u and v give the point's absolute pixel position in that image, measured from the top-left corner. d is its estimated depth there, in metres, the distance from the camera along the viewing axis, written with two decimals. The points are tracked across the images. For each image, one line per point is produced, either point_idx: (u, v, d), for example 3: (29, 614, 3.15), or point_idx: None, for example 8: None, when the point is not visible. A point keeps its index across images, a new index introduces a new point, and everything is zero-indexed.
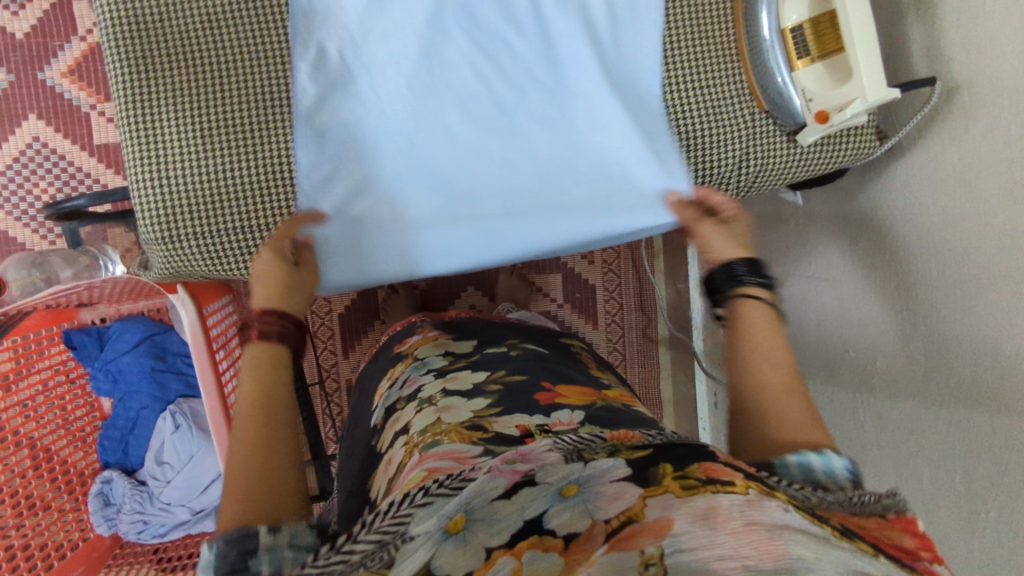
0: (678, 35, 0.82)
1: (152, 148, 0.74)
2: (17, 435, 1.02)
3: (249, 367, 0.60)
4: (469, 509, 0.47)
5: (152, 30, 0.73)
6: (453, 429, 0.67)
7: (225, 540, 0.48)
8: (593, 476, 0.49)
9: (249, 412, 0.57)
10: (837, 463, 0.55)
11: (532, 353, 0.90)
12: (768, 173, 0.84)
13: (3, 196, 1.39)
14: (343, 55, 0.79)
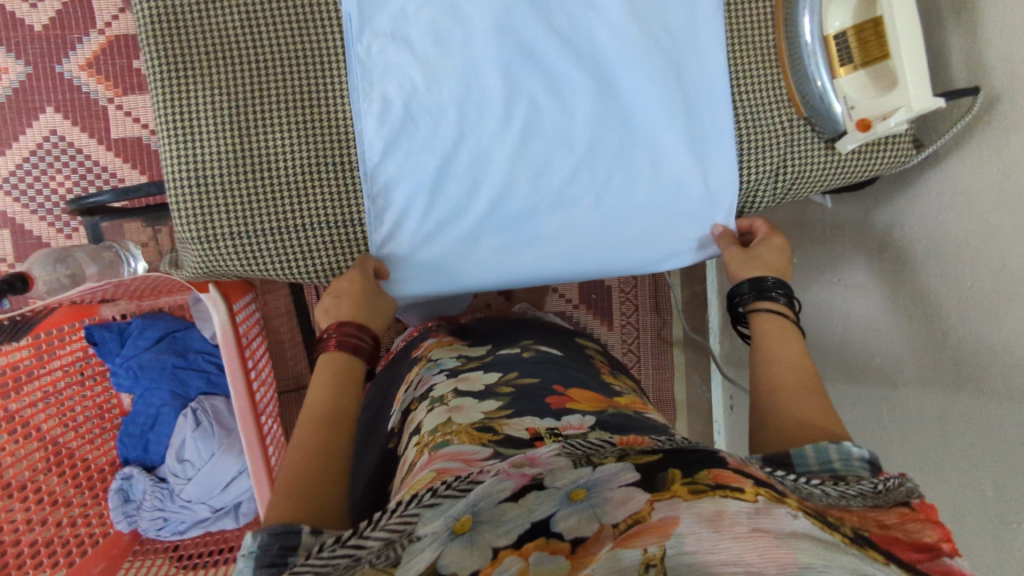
0: (739, 37, 0.81)
1: (190, 148, 0.74)
2: (39, 431, 1.02)
3: (322, 379, 0.68)
4: (476, 510, 0.45)
5: (191, 30, 0.73)
6: (463, 430, 0.65)
7: (269, 532, 0.50)
8: (601, 480, 0.47)
9: (312, 422, 0.63)
10: (856, 453, 0.56)
11: (547, 355, 0.88)
12: (804, 180, 0.83)
13: (17, 188, 1.37)
14: (386, 56, 0.75)
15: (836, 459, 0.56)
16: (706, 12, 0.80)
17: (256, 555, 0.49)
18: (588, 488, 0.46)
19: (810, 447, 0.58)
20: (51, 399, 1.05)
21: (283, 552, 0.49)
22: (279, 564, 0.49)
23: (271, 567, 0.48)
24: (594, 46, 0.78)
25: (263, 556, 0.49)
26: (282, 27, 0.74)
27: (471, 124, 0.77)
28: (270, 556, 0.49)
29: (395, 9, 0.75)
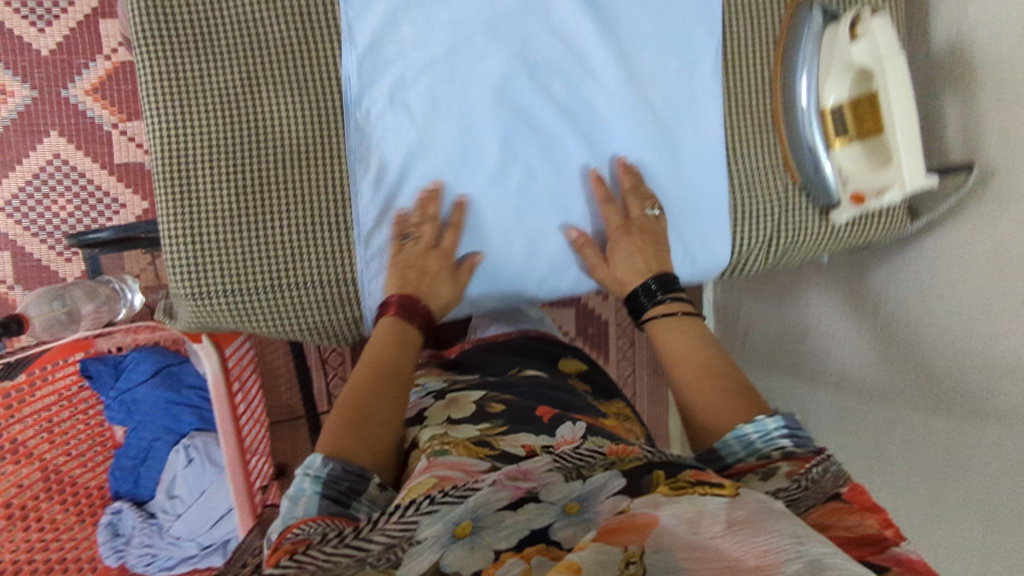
0: (738, 103, 0.80)
1: (187, 205, 0.75)
2: (29, 453, 1.02)
3: (380, 338, 0.69)
4: (475, 517, 0.47)
5: (194, 90, 0.74)
6: (461, 442, 0.59)
7: (344, 469, 0.55)
8: (592, 492, 0.48)
9: (372, 372, 0.65)
10: (771, 425, 0.56)
11: (540, 377, 0.81)
12: (798, 246, 0.83)
13: (16, 209, 1.37)
14: (383, 120, 0.76)
15: (756, 437, 0.56)
16: (705, 82, 0.79)
17: (323, 482, 0.53)
18: (581, 501, 0.47)
19: (730, 435, 0.58)
20: (43, 421, 1.06)
21: (351, 491, 0.54)
22: (342, 500, 0.53)
23: (338, 498, 0.53)
24: (591, 115, 0.79)
25: (335, 487, 0.53)
26: (284, 89, 0.75)
27: (467, 186, 0.78)
28: (340, 489, 0.54)
29: (395, 75, 0.75)
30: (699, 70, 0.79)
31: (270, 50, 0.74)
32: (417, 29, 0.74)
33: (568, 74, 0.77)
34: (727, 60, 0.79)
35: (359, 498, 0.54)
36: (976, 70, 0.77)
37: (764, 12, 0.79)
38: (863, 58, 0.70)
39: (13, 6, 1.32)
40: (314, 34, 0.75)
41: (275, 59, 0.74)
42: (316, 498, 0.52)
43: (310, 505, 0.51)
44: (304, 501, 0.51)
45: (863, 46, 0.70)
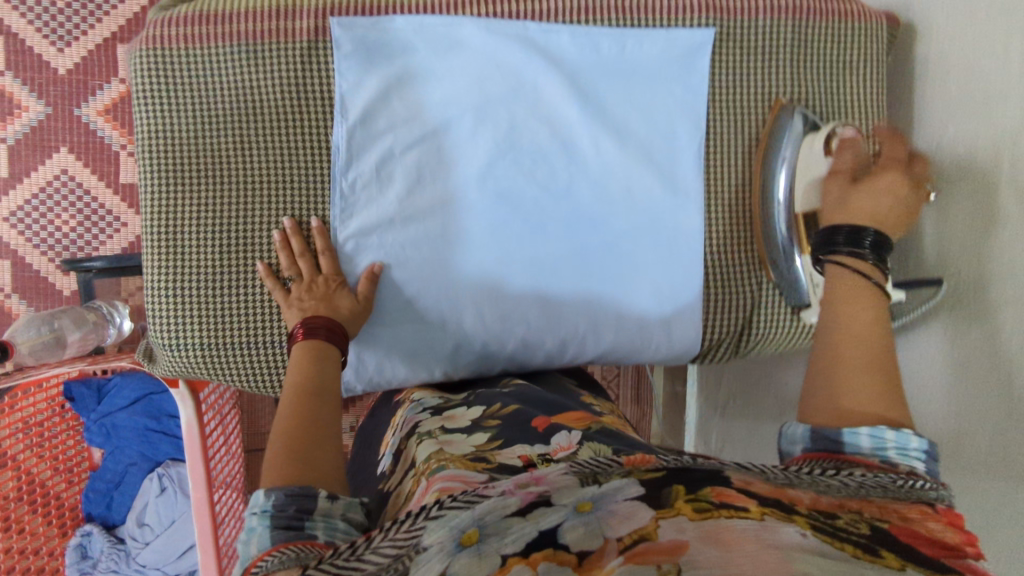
0: (718, 201, 0.82)
1: (172, 258, 0.77)
2: (6, 458, 1.05)
3: (294, 361, 0.68)
4: (482, 524, 0.44)
5: (187, 150, 0.76)
6: (458, 458, 0.59)
7: (286, 494, 0.53)
8: (606, 493, 0.44)
9: (294, 393, 0.64)
10: (913, 443, 0.52)
11: (530, 387, 0.78)
12: (770, 341, 0.85)
13: (12, 214, 1.33)
14: (368, 189, 0.78)
15: (891, 444, 0.52)
16: (686, 176, 0.81)
17: (271, 515, 0.51)
18: (593, 499, 0.44)
19: (867, 429, 0.54)
20: (21, 427, 1.09)
21: (299, 514, 0.52)
22: (297, 524, 0.51)
23: (288, 527, 0.51)
24: (574, 200, 0.80)
25: (280, 516, 0.51)
26: (275, 155, 0.77)
27: (446, 259, 0.79)
28: (287, 517, 0.51)
29: (383, 147, 0.77)
30: (680, 164, 0.81)
31: (264, 119, 0.76)
32: (408, 108, 0.77)
33: (551, 161, 0.79)
34: (708, 159, 0.82)
35: (314, 517, 0.52)
36: (947, 172, 0.72)
37: (751, 115, 0.81)
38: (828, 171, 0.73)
39: (28, 18, 1.29)
40: (308, 105, 0.77)
41: (269, 128, 0.76)
42: (266, 531, 0.50)
43: (263, 539, 0.50)
44: (255, 538, 0.50)
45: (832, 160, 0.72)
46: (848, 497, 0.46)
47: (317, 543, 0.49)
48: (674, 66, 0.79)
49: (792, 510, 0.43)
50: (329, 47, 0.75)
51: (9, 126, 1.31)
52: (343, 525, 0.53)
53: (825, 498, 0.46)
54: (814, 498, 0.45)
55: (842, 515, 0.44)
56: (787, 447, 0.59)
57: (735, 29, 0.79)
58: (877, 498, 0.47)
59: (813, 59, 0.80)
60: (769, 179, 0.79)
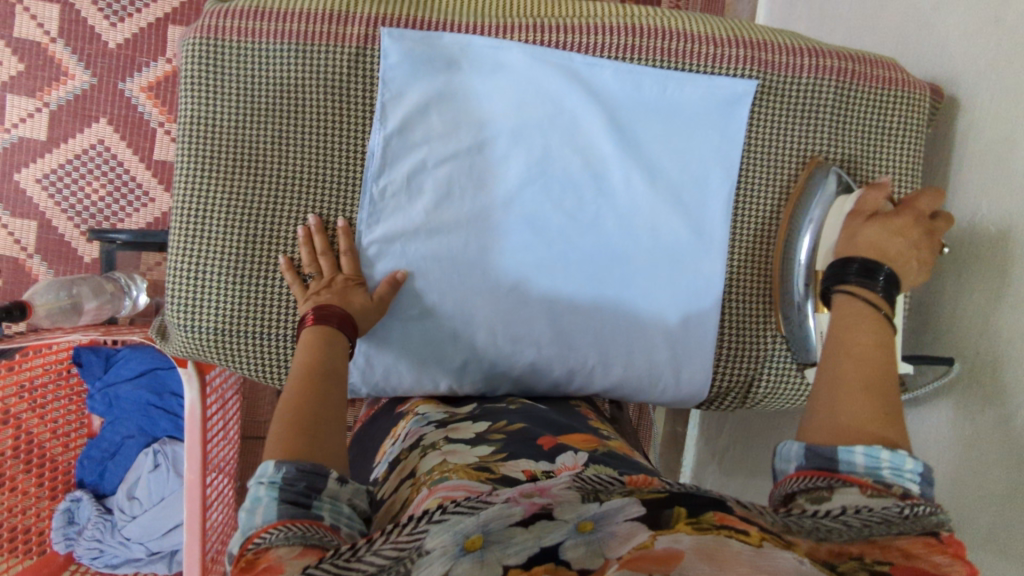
0: (740, 249, 0.83)
1: (198, 243, 0.78)
2: (8, 414, 1.07)
3: (303, 346, 0.70)
4: (486, 531, 0.44)
5: (226, 140, 0.78)
6: (460, 468, 0.60)
7: (298, 469, 0.54)
8: (607, 512, 0.45)
9: (300, 378, 0.65)
10: (908, 465, 0.52)
11: (535, 407, 0.79)
12: (778, 396, 0.85)
13: (45, 177, 1.35)
14: (397, 198, 0.79)
15: (886, 466, 0.52)
16: (711, 220, 0.82)
17: (279, 487, 0.53)
18: (594, 520, 0.44)
19: (861, 448, 0.53)
20: (28, 385, 1.10)
21: (309, 491, 0.54)
22: (304, 502, 0.53)
23: (296, 502, 0.53)
24: (599, 232, 0.81)
25: (290, 490, 0.53)
26: (310, 154, 0.78)
27: (465, 276, 0.80)
28: (296, 492, 0.53)
29: (417, 159, 0.79)
30: (706, 210, 0.82)
31: (305, 117, 0.78)
32: (447, 123, 0.78)
33: (581, 191, 0.80)
34: (735, 208, 0.82)
35: (322, 497, 0.54)
36: (972, 250, 0.73)
37: (785, 170, 0.82)
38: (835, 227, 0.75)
39: None
40: (349, 109, 0.78)
41: (308, 126, 0.78)
42: (273, 504, 0.52)
43: (270, 512, 0.52)
44: (261, 509, 0.52)
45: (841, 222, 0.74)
46: (850, 542, 0.46)
47: (322, 525, 0.52)
48: (713, 113, 0.80)
49: (789, 542, 0.44)
50: (376, 54, 0.77)
51: (53, 92, 1.33)
52: (348, 510, 0.55)
53: (821, 547, 0.45)
54: (812, 546, 0.45)
55: (842, 564, 0.44)
56: (781, 466, 0.58)
57: (776, 84, 0.80)
58: (881, 536, 0.46)
59: (850, 123, 0.81)
60: (794, 235, 0.79)
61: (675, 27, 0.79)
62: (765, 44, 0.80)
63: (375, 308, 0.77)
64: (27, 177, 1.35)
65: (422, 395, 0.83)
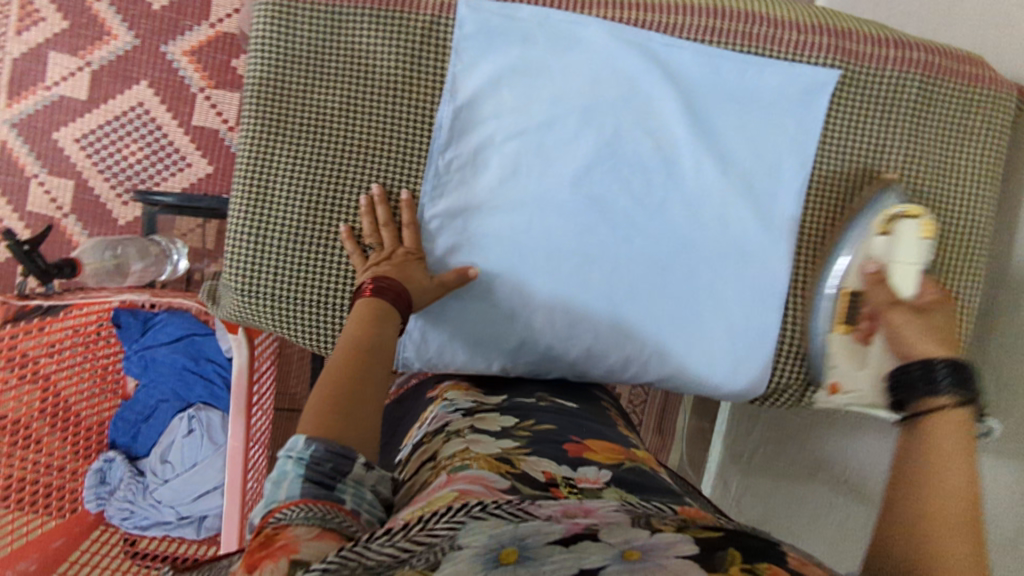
0: (810, 243, 0.81)
1: (260, 207, 0.78)
2: (38, 372, 1.05)
3: (352, 320, 0.68)
4: (523, 544, 0.43)
5: (293, 104, 0.77)
6: (483, 458, 0.60)
7: (326, 450, 0.53)
8: (659, 544, 0.45)
9: (345, 349, 0.64)
10: None
11: (564, 406, 0.78)
12: None
13: (84, 137, 1.34)
14: (464, 172, 0.78)
15: None
16: (783, 215, 0.80)
17: (306, 465, 0.52)
18: (642, 550, 0.44)
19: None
20: (59, 342, 1.08)
21: (334, 474, 0.52)
22: (328, 483, 0.52)
23: (321, 483, 0.52)
24: (665, 218, 0.79)
25: (317, 470, 0.52)
26: (378, 123, 0.78)
27: (528, 258, 0.79)
28: (322, 473, 0.52)
29: (486, 134, 0.78)
30: (776, 201, 0.80)
31: (375, 85, 0.77)
32: (517, 98, 0.77)
33: (651, 175, 0.79)
34: (807, 201, 0.81)
35: (346, 480, 0.53)
36: None
37: (860, 164, 0.80)
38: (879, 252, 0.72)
39: None
40: (419, 78, 0.77)
41: (376, 94, 0.77)
42: (298, 480, 0.51)
43: (295, 487, 0.50)
44: (286, 483, 0.51)
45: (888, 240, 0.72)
46: None
47: (342, 508, 0.51)
48: (788, 102, 0.78)
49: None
50: (451, 24, 0.76)
51: (96, 51, 1.32)
52: (371, 496, 0.55)
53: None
54: None
55: None
56: None
57: (859, 74, 0.78)
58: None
59: (932, 120, 0.79)
60: (833, 250, 0.79)
61: (752, 11, 0.78)
62: (849, 33, 0.78)
63: (430, 285, 0.75)
64: (66, 136, 1.34)
65: (475, 373, 0.83)
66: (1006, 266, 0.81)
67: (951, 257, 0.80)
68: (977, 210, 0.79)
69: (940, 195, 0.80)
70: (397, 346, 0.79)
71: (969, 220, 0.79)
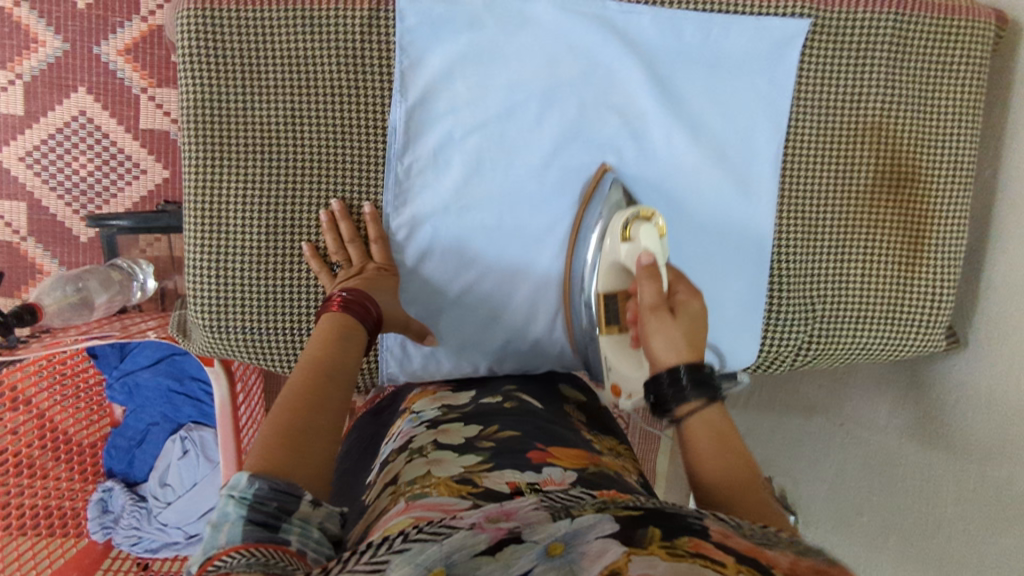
0: (791, 207, 0.77)
1: (214, 235, 0.73)
2: (27, 401, 1.03)
3: (317, 339, 0.62)
4: (450, 563, 0.37)
5: (232, 122, 0.71)
6: (441, 483, 0.54)
7: (272, 487, 0.46)
8: (578, 530, 0.40)
9: (303, 373, 0.58)
10: None
11: (531, 407, 0.70)
12: (829, 357, 0.81)
13: (26, 150, 1.19)
14: (421, 175, 0.74)
15: None
16: (761, 177, 0.77)
17: (251, 506, 0.45)
18: (566, 541, 0.39)
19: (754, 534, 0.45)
20: (46, 369, 1.06)
21: (280, 514, 0.45)
22: (272, 525, 0.45)
23: (265, 525, 0.44)
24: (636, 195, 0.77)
25: (261, 510, 0.45)
26: (326, 132, 0.72)
27: (505, 254, 0.76)
28: (267, 513, 0.45)
29: (443, 132, 0.73)
30: (755, 164, 0.76)
31: (318, 92, 0.71)
32: (472, 89, 0.72)
33: (621, 152, 0.76)
34: (785, 160, 0.77)
35: (292, 519, 0.46)
36: None
37: (838, 118, 0.76)
38: (627, 261, 0.68)
39: None
40: (365, 79, 0.71)
41: (320, 100, 0.71)
42: (241, 526, 0.44)
43: (235, 532, 0.44)
44: (227, 527, 0.44)
45: (630, 249, 0.67)
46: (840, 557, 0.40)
47: (289, 551, 0.44)
48: (760, 58, 0.74)
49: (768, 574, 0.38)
50: (391, 18, 0.70)
51: (24, 61, 1.16)
52: (319, 534, 0.47)
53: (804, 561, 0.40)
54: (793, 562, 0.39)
55: None
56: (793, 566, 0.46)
57: (831, 22, 0.73)
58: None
59: (908, 62, 0.74)
60: (580, 252, 0.75)
61: None
62: None
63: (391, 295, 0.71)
64: (10, 154, 1.19)
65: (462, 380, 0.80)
66: (993, 207, 0.77)
67: (935, 201, 0.77)
68: (959, 155, 0.76)
69: (920, 137, 0.76)
70: (378, 363, 0.77)
71: (951, 164, 0.76)
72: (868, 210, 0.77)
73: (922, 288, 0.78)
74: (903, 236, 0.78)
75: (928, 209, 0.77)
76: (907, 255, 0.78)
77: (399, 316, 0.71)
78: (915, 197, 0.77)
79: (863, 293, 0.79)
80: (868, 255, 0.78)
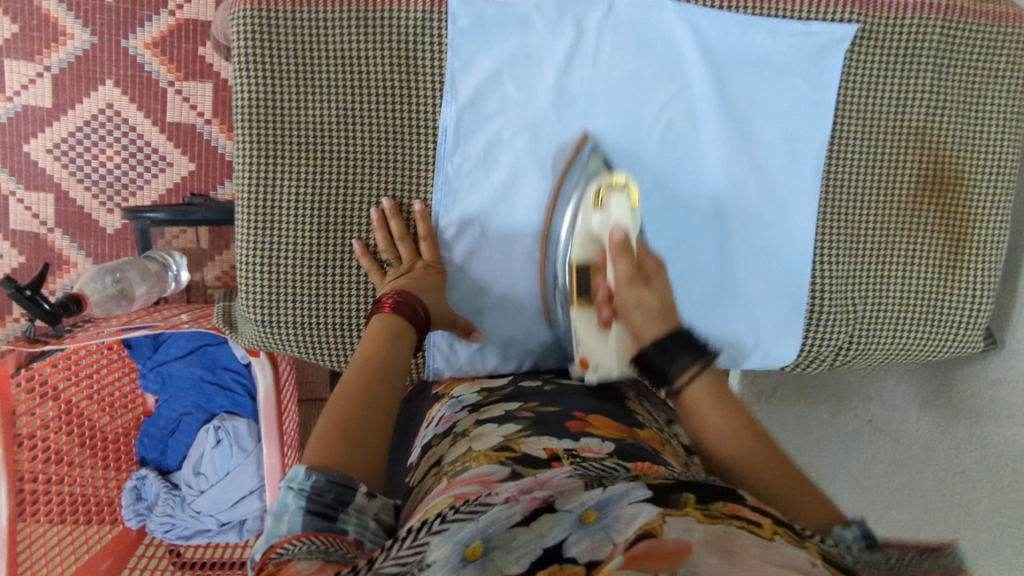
0: (835, 206, 0.79)
1: (266, 230, 0.74)
2: (55, 391, 1.02)
3: (369, 338, 0.64)
4: (486, 536, 0.38)
5: (287, 120, 0.72)
6: (482, 454, 0.56)
7: (327, 478, 0.47)
8: (611, 497, 0.40)
9: (356, 372, 0.59)
10: None
11: (568, 387, 0.74)
12: (869, 355, 0.82)
13: (53, 140, 1.17)
14: (469, 172, 0.76)
15: None
16: (800, 177, 0.78)
17: (308, 496, 0.46)
18: (599, 507, 0.39)
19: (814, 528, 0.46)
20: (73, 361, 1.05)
21: (337, 503, 0.46)
22: (330, 515, 0.45)
23: (322, 513, 0.45)
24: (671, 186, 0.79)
25: (317, 500, 0.46)
26: (378, 128, 0.74)
27: None
28: (324, 503, 0.46)
29: (493, 131, 0.75)
30: (792, 167, 0.78)
31: (371, 89, 0.73)
32: (521, 89, 0.75)
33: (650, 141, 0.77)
34: (829, 160, 0.78)
35: (348, 510, 0.46)
36: None
37: (883, 121, 0.77)
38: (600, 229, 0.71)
39: None
40: (416, 77, 0.73)
41: (373, 97, 0.73)
42: (299, 514, 0.45)
43: (296, 521, 0.45)
44: (287, 516, 0.45)
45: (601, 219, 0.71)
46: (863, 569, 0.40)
47: (346, 540, 0.45)
48: (803, 57, 0.75)
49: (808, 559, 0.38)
50: (443, 18, 0.71)
51: (53, 54, 1.14)
52: (375, 525, 0.48)
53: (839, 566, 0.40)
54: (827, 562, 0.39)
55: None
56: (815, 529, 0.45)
57: (879, 27, 0.74)
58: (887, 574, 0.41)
59: (955, 67, 0.76)
60: (558, 217, 0.75)
61: None
62: None
63: (437, 288, 0.73)
64: (37, 147, 1.17)
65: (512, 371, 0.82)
66: None
67: (977, 203, 0.79)
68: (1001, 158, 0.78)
69: (965, 140, 0.78)
70: (426, 357, 0.78)
71: (992, 167, 0.78)
72: (911, 210, 0.79)
73: (960, 287, 0.80)
74: (943, 236, 0.80)
75: (969, 210, 0.79)
76: (946, 257, 0.80)
77: (443, 308, 0.73)
78: (957, 199, 0.79)
79: (902, 293, 0.80)
80: (909, 255, 0.80)
